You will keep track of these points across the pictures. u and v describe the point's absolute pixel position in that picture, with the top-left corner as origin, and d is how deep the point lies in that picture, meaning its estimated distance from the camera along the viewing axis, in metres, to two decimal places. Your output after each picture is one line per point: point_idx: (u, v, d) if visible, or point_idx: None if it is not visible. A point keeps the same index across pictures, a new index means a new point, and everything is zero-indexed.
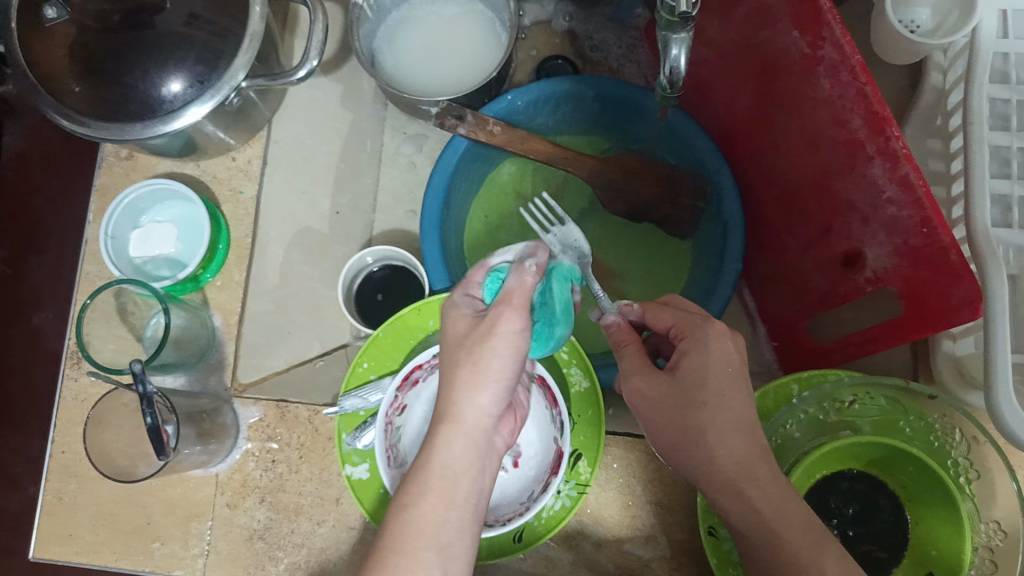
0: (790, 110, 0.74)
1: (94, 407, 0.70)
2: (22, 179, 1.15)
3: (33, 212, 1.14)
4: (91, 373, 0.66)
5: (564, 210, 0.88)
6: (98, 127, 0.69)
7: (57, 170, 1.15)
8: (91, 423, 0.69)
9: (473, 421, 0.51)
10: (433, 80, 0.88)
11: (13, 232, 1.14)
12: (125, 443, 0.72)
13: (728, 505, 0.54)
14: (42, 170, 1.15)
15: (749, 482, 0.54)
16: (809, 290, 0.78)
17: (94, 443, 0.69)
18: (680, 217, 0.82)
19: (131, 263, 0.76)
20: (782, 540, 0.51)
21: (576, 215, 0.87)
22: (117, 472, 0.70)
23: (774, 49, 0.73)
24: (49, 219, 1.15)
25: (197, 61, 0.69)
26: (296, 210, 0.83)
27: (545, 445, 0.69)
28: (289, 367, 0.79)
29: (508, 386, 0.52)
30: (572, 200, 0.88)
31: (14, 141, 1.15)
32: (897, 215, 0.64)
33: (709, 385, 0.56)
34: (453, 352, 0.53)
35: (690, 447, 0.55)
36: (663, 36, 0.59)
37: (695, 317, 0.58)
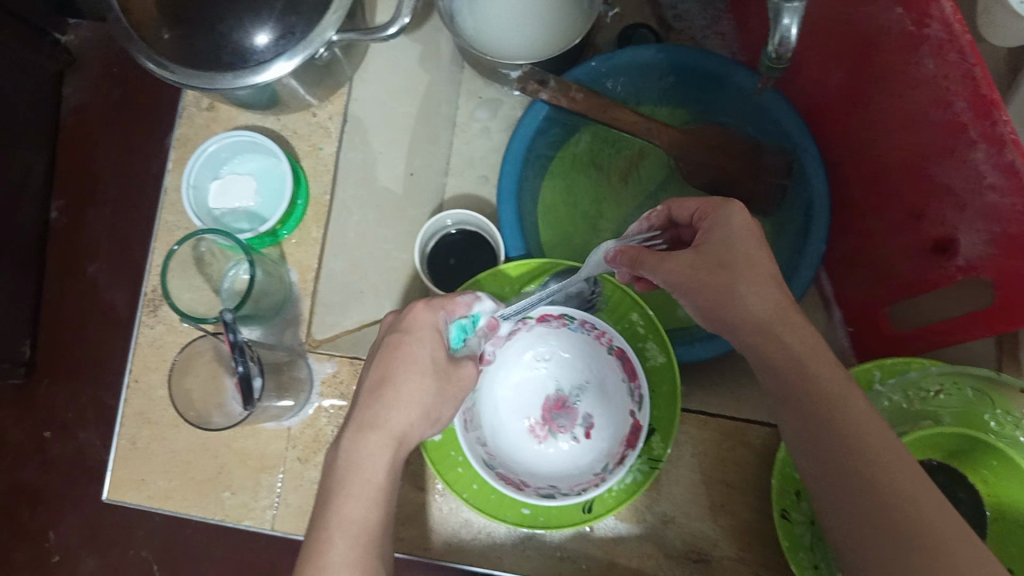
0: (887, 91, 0.72)
1: (179, 354, 0.70)
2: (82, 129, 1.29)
3: (91, 162, 1.29)
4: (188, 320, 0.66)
5: (640, 184, 0.86)
6: (186, 75, 0.68)
7: (109, 122, 1.29)
8: (175, 370, 0.70)
9: (398, 427, 0.56)
10: (512, 40, 0.86)
11: (73, 180, 1.29)
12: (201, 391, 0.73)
13: None
14: (98, 123, 1.29)
15: (782, 326, 0.53)
16: (895, 275, 0.76)
17: (177, 391, 0.70)
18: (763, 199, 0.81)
19: (210, 214, 0.76)
20: None
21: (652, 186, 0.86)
22: (198, 418, 0.70)
23: (874, 26, 0.71)
24: (104, 167, 1.29)
25: (287, 13, 0.68)
26: (373, 169, 0.82)
27: (619, 418, 0.68)
28: (360, 326, 0.79)
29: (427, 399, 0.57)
30: (651, 173, 0.86)
31: (75, 94, 1.30)
32: (998, 202, 0.62)
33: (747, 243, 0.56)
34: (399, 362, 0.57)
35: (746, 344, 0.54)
36: (775, 5, 0.57)
37: (716, 199, 0.59)
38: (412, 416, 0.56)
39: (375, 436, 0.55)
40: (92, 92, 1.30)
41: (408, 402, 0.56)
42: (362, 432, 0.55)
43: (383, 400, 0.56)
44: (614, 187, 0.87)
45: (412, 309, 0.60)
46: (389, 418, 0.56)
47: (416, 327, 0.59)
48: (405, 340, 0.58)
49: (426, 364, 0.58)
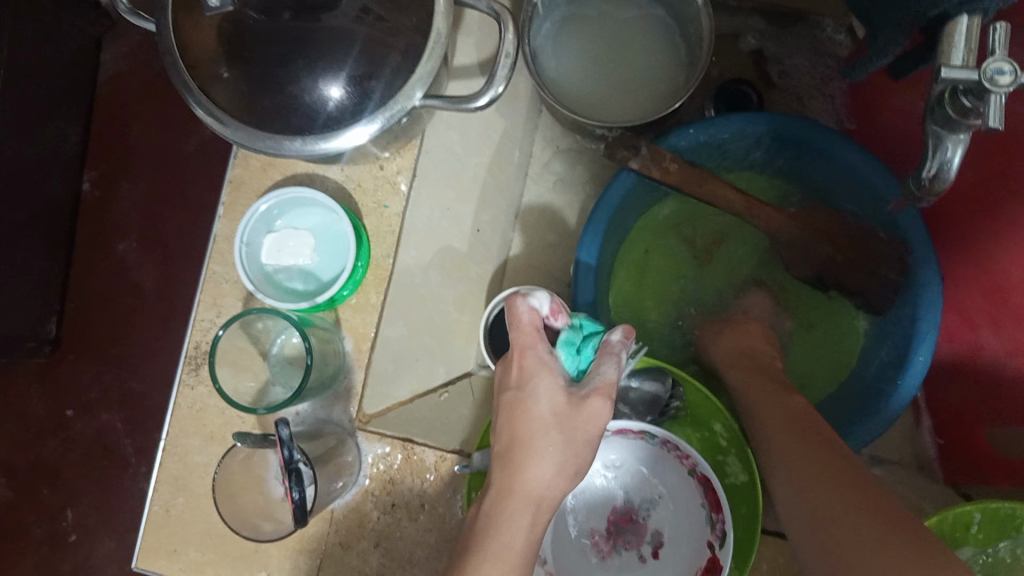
0: (1017, 201, 0.63)
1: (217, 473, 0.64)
2: (119, 105, 1.17)
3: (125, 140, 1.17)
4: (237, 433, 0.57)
5: (724, 265, 0.82)
6: (247, 135, 0.61)
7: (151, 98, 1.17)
8: (220, 485, 0.65)
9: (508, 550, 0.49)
10: (599, 90, 0.80)
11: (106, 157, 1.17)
12: (242, 486, 0.66)
13: None
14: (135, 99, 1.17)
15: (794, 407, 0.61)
16: (1003, 400, 0.69)
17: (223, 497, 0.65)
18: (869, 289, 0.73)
19: (261, 271, 0.69)
20: None
21: (739, 269, 0.82)
22: (246, 526, 0.65)
23: (1012, 127, 0.62)
24: (138, 147, 1.16)
25: (367, 72, 0.61)
26: (437, 228, 0.75)
27: (692, 545, 0.62)
28: (414, 397, 0.74)
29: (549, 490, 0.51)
30: (739, 253, 0.82)
31: (113, 60, 1.17)
32: None
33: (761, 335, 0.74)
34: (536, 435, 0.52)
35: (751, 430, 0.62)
36: (934, 131, 0.50)
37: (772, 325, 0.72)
38: (547, 475, 0.52)
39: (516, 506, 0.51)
40: (133, 61, 1.16)
41: (543, 464, 0.52)
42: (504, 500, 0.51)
43: (517, 464, 0.51)
44: (697, 267, 0.82)
45: (514, 360, 0.56)
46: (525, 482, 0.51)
47: (529, 385, 0.54)
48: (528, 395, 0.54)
49: (549, 420, 0.53)
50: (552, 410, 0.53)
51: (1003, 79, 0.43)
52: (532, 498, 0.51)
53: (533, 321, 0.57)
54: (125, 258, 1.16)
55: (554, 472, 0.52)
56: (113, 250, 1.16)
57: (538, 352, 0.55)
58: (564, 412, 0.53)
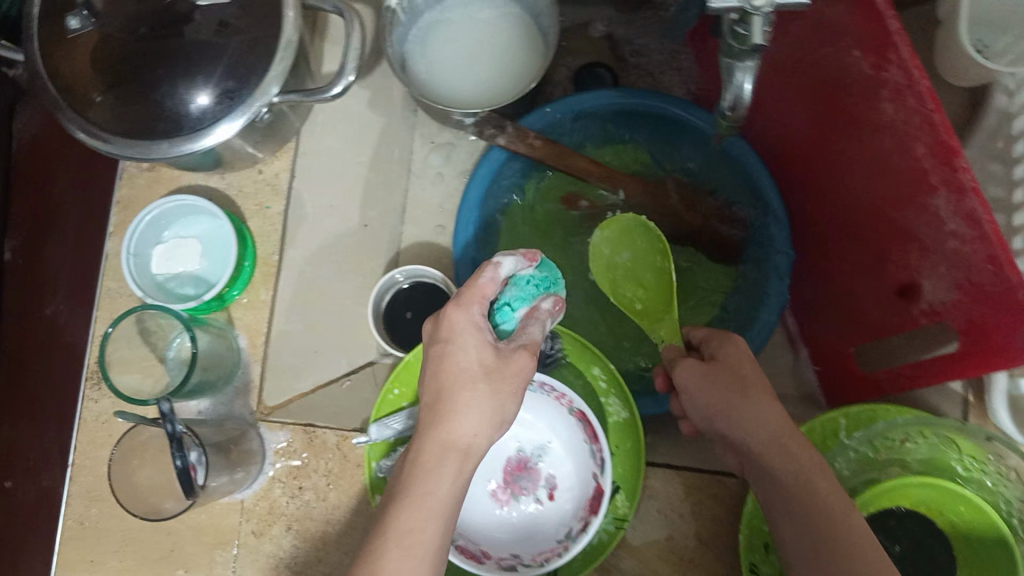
0: (845, 130, 0.70)
1: (117, 447, 0.65)
2: (35, 163, 0.90)
3: None
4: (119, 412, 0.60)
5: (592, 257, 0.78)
6: (123, 145, 0.65)
7: None
8: (116, 461, 0.65)
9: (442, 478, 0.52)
10: (464, 84, 0.84)
11: None
12: (145, 474, 0.67)
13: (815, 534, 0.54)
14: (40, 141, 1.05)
15: (790, 437, 0.57)
16: (860, 319, 0.75)
17: (122, 480, 0.65)
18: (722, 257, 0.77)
19: (153, 280, 0.73)
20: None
21: (642, 290, 0.73)
22: (148, 510, 0.65)
23: (833, 68, 0.69)
24: None
25: (228, 76, 0.65)
26: (324, 225, 0.80)
27: (581, 480, 0.67)
28: (316, 387, 0.76)
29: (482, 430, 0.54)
30: (645, 271, 0.74)
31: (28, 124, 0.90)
32: (961, 249, 0.62)
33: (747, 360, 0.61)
34: (470, 380, 0.54)
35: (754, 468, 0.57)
36: (727, 63, 0.55)
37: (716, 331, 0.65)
38: (484, 427, 0.53)
39: (453, 459, 0.52)
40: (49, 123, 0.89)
41: (467, 417, 0.53)
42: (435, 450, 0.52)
43: (440, 416, 0.53)
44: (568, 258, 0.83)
45: (445, 317, 0.56)
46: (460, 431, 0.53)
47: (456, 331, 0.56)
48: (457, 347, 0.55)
49: (476, 371, 0.54)
50: (482, 366, 0.55)
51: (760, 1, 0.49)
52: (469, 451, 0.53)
53: (486, 292, 0.57)
54: (51, 325, 0.87)
55: (486, 426, 0.54)
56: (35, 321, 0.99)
57: (469, 314, 0.56)
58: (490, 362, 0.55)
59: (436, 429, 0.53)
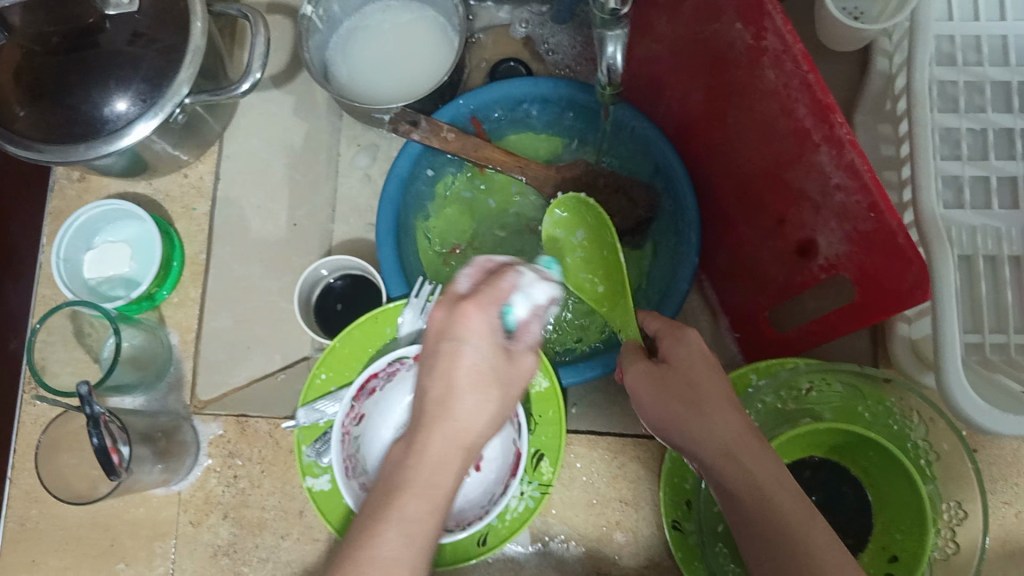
0: (738, 101, 0.73)
1: (46, 432, 0.67)
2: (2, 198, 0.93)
3: None
4: (38, 397, 0.63)
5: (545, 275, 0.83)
6: (46, 151, 0.68)
7: None
8: (45, 446, 0.67)
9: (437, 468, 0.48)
10: (385, 86, 0.88)
11: None
12: (74, 460, 0.69)
13: (732, 470, 0.52)
14: None
15: (742, 448, 0.52)
16: (769, 281, 0.78)
17: (48, 467, 0.67)
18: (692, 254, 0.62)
19: (85, 284, 0.76)
20: (769, 508, 0.50)
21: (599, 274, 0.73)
22: (76, 496, 0.67)
23: (719, 42, 0.72)
24: None
25: (142, 81, 0.69)
26: (252, 225, 0.83)
27: (505, 448, 0.69)
28: (250, 381, 0.78)
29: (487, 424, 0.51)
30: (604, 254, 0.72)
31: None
32: (846, 201, 0.64)
33: (701, 365, 0.56)
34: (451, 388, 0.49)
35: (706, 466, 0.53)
36: (598, 34, 0.60)
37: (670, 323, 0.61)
38: (485, 427, 0.50)
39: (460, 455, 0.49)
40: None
41: (476, 414, 0.50)
42: (445, 443, 0.48)
43: (446, 408, 0.49)
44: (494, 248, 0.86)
45: (460, 311, 0.50)
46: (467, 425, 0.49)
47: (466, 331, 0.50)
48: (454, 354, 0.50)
49: (487, 370, 0.50)
50: (493, 366, 0.51)
51: None
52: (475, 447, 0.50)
53: (504, 293, 0.50)
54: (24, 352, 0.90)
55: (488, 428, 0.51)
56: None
57: (491, 318, 0.50)
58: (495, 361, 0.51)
59: (442, 421, 0.49)
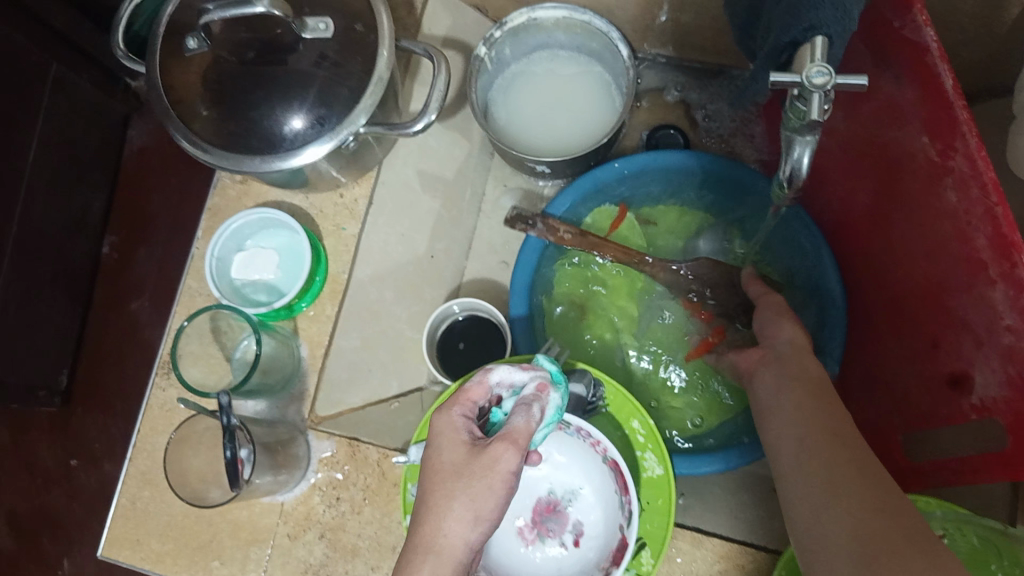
0: (910, 217, 0.70)
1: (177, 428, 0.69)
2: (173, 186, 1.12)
3: (147, 205, 1.14)
4: (181, 398, 0.66)
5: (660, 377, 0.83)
6: (219, 156, 0.71)
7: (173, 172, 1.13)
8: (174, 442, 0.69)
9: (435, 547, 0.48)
10: (541, 136, 0.88)
11: (129, 224, 1.14)
12: (195, 458, 0.70)
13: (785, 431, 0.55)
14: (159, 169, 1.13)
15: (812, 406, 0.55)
16: (910, 405, 0.74)
17: (173, 462, 0.69)
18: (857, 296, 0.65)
19: (231, 284, 0.79)
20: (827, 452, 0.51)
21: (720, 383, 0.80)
22: (193, 496, 0.68)
23: (901, 152, 0.70)
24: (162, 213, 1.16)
25: (319, 103, 0.71)
26: (393, 252, 0.85)
27: (609, 530, 0.67)
28: (366, 404, 0.80)
29: (488, 521, 0.49)
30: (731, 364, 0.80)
31: (140, 135, 1.15)
32: (1016, 344, 0.60)
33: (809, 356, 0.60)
34: (441, 478, 0.50)
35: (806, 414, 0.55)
36: (787, 135, 0.58)
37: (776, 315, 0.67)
38: (463, 526, 0.49)
39: (429, 560, 0.47)
40: (157, 135, 1.14)
41: (453, 514, 0.49)
42: (415, 552, 0.48)
43: (428, 517, 0.49)
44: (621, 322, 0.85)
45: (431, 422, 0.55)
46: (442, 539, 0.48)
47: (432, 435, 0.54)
48: (432, 452, 0.53)
49: (451, 470, 0.51)
50: (457, 464, 0.51)
51: (817, 78, 0.52)
52: (449, 554, 0.48)
53: (473, 395, 0.56)
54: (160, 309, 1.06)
55: (464, 524, 0.49)
56: (127, 309, 1.12)
57: (450, 414, 0.54)
58: (463, 460, 0.51)
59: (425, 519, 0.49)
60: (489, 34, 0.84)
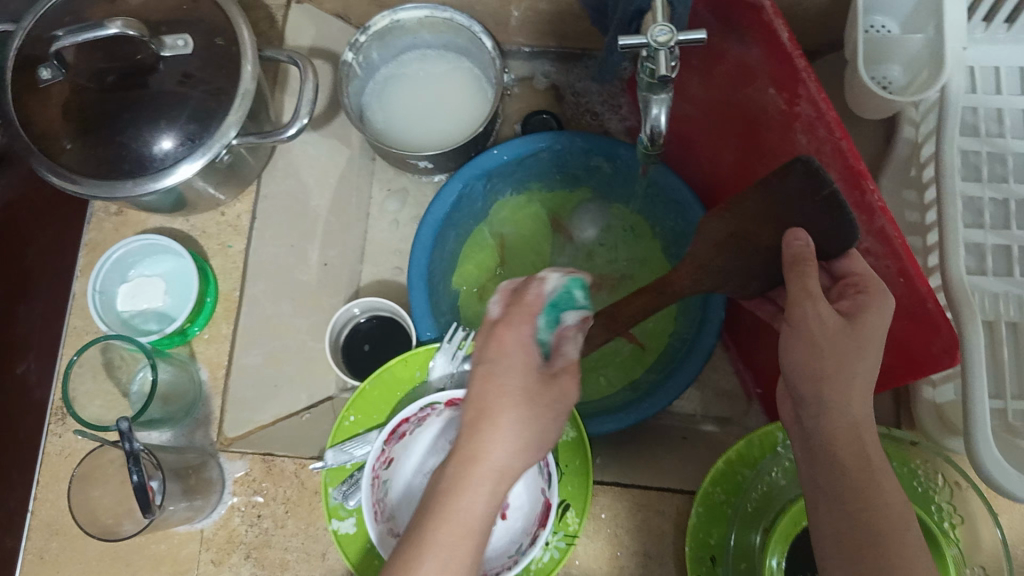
0: (769, 166, 0.75)
1: (80, 465, 0.68)
2: None
3: None
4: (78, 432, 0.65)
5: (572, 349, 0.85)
6: (90, 185, 0.69)
7: None
8: (77, 480, 0.68)
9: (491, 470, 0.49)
10: (421, 134, 0.90)
11: None
12: (100, 493, 0.70)
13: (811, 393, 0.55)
14: None
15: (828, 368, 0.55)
16: None
17: (78, 501, 0.68)
18: (821, 231, 0.60)
19: (118, 316, 0.77)
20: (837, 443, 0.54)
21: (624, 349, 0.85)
22: (103, 531, 0.68)
23: (754, 106, 0.74)
24: None
25: (189, 120, 0.70)
26: (285, 263, 0.84)
27: (533, 498, 0.69)
28: (276, 420, 0.78)
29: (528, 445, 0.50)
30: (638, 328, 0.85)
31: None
32: (877, 265, 0.65)
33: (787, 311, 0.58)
34: (502, 401, 0.50)
35: (813, 453, 0.55)
36: (643, 97, 0.62)
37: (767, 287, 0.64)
38: (508, 451, 0.49)
39: (474, 480, 0.48)
40: None
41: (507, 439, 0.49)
42: (462, 468, 0.48)
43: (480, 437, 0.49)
44: None
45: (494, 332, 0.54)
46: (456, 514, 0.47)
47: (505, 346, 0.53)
48: (493, 365, 0.52)
49: (519, 393, 0.51)
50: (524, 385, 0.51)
51: (661, 37, 0.56)
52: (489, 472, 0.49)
53: (535, 304, 0.56)
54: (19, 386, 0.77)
55: (512, 451, 0.49)
56: None
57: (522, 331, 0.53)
58: (535, 386, 0.52)
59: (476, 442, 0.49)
60: (354, 38, 0.85)
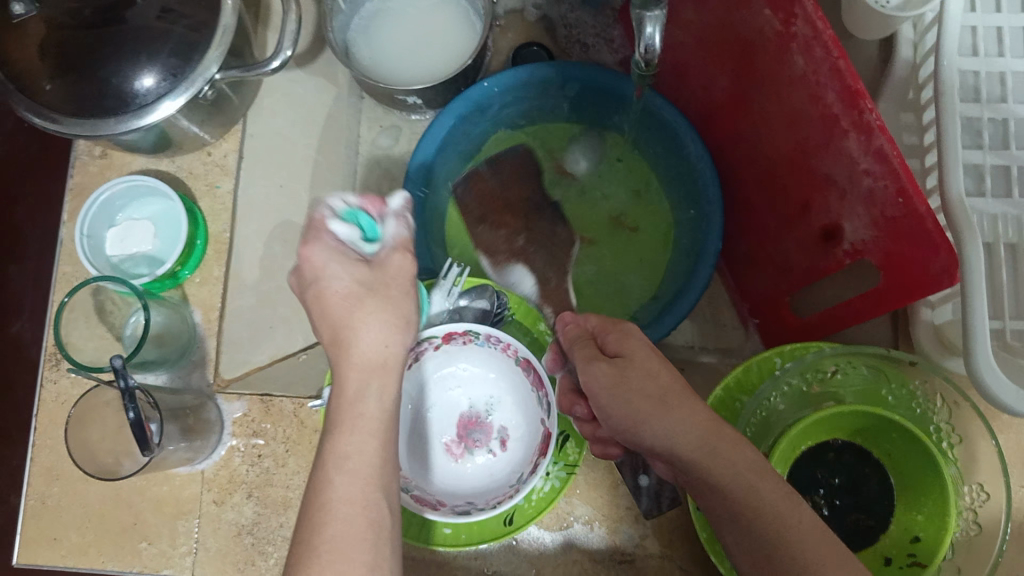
0: (766, 91, 0.73)
1: (76, 405, 0.69)
2: None
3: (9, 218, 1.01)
4: (75, 372, 0.67)
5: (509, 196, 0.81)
6: (72, 124, 0.68)
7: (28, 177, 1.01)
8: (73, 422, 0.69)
9: (361, 360, 0.50)
10: (407, 70, 0.88)
11: None
12: (98, 431, 0.71)
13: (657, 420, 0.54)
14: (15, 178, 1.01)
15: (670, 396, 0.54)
16: (792, 267, 0.79)
17: (76, 441, 0.69)
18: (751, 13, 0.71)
19: (108, 261, 0.77)
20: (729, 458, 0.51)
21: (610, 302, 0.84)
22: (101, 470, 0.69)
23: (747, 29, 0.72)
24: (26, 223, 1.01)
25: (171, 54, 0.68)
26: (278, 204, 0.84)
27: (531, 428, 0.70)
28: (272, 361, 0.79)
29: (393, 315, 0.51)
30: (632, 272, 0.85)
31: None
32: (874, 186, 0.64)
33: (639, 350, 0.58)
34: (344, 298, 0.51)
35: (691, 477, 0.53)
36: (637, 14, 0.62)
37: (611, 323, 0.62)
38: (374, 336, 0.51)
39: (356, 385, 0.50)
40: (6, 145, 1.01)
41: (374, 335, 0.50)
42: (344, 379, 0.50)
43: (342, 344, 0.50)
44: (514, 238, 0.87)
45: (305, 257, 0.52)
46: (349, 456, 0.47)
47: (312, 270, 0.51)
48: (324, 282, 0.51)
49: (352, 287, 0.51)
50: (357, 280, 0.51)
51: None
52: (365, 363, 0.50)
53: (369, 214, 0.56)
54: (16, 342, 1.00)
55: (372, 332, 0.50)
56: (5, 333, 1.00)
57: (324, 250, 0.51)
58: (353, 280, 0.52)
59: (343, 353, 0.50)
60: None
